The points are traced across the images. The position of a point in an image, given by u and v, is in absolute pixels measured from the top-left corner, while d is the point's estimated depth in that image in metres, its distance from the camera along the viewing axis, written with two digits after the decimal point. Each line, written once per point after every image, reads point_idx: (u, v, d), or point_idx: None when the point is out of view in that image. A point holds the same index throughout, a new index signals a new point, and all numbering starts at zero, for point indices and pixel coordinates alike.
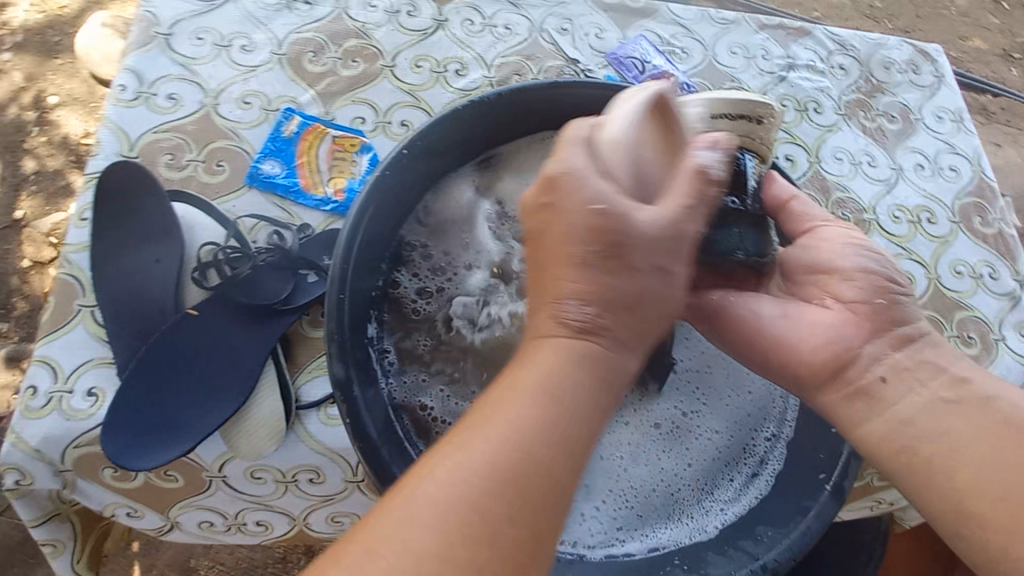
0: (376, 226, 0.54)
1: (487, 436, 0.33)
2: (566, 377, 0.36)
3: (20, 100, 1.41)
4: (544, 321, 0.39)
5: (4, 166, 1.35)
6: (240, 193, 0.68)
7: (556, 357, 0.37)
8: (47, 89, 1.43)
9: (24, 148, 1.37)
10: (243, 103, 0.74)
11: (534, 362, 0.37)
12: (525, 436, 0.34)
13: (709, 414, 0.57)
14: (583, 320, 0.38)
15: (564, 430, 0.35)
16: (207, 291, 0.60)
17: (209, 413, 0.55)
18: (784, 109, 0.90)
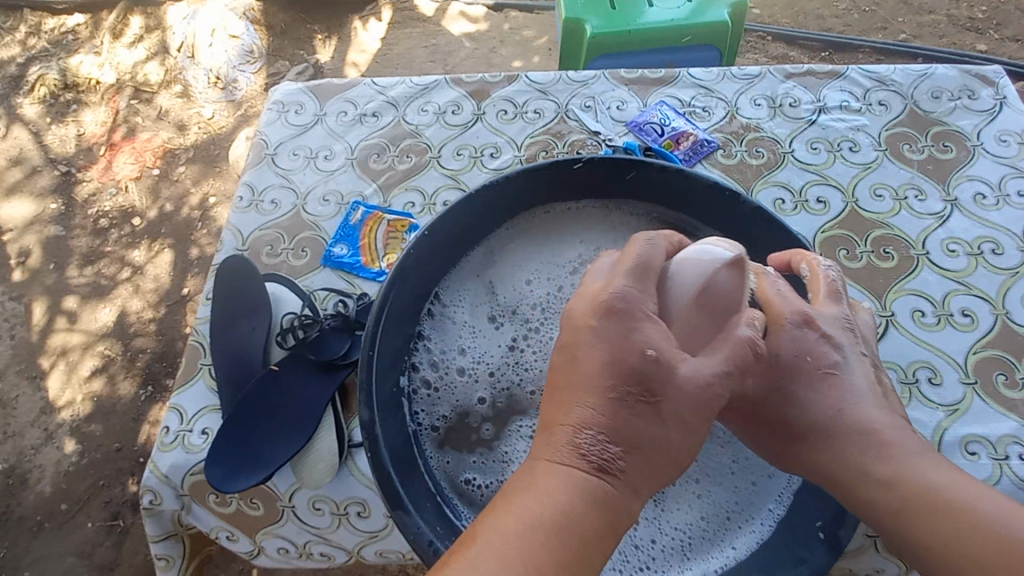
0: (407, 290, 0.67)
1: (507, 550, 0.38)
2: (597, 497, 0.41)
3: (189, 202, 1.83)
4: (559, 448, 0.43)
5: (177, 254, 1.74)
6: (317, 272, 0.85)
7: (565, 484, 0.42)
8: (209, 192, 1.84)
9: (192, 239, 1.76)
10: (324, 200, 0.92)
11: (544, 486, 0.42)
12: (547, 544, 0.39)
13: (718, 474, 0.59)
14: (602, 458, 0.42)
15: (582, 533, 0.40)
16: (286, 350, 0.76)
17: (283, 446, 0.69)
18: (814, 152, 0.90)
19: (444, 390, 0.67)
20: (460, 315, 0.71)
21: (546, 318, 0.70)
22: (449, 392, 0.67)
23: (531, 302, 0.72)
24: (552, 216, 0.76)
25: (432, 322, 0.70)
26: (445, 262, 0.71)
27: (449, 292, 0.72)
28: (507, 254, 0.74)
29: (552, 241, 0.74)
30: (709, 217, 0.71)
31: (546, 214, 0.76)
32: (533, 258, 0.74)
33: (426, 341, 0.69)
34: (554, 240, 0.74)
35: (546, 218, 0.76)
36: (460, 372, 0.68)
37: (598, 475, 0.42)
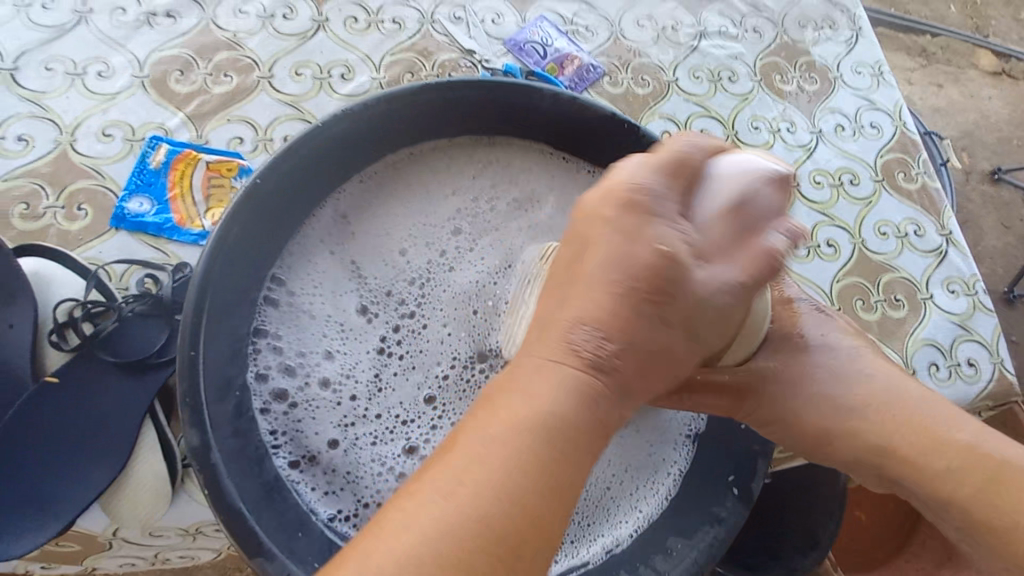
0: (235, 268, 0.50)
1: (465, 469, 0.30)
2: (590, 398, 0.33)
3: None
4: (553, 342, 0.35)
5: None
6: (107, 237, 0.62)
7: (555, 386, 0.33)
8: None
9: None
10: (104, 136, 0.67)
11: (534, 387, 0.33)
12: (530, 468, 0.30)
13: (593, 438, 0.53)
14: (595, 353, 0.35)
15: (575, 426, 0.32)
16: (67, 353, 0.55)
17: (83, 484, 0.52)
18: (697, 80, 0.86)
19: (305, 396, 0.53)
20: (315, 301, 0.56)
21: (436, 285, 0.58)
22: (309, 399, 0.53)
23: (415, 260, 0.59)
24: (420, 165, 0.62)
25: (276, 312, 0.55)
26: (281, 230, 0.55)
27: (300, 268, 0.57)
28: (367, 216, 0.59)
29: (420, 195, 0.61)
30: (602, 149, 0.63)
31: (411, 158, 0.62)
32: (402, 218, 0.60)
33: (271, 337, 0.54)
34: (423, 193, 0.61)
35: (416, 166, 0.62)
36: (320, 370, 0.54)
37: (590, 371, 0.34)
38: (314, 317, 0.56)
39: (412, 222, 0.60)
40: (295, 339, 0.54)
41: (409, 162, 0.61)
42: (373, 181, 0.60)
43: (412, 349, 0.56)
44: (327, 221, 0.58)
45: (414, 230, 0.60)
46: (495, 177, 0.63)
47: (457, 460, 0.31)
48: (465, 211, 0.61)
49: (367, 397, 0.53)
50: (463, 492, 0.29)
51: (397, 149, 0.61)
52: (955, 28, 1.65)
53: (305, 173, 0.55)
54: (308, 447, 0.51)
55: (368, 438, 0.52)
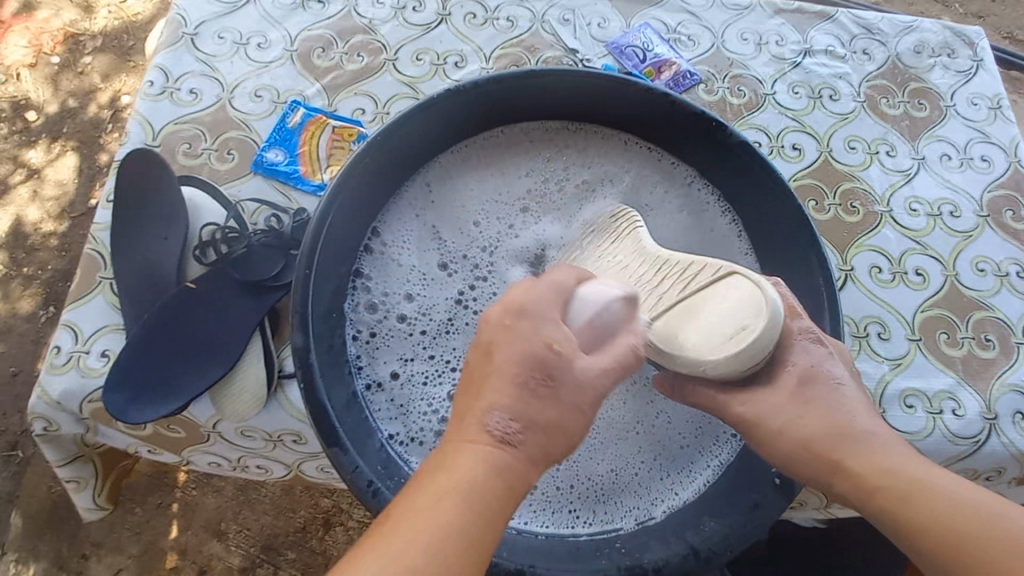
0: (349, 210, 0.59)
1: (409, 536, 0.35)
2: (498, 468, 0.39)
3: (97, 99, 1.51)
4: (470, 427, 0.40)
5: (83, 158, 1.46)
6: (246, 179, 0.73)
7: (474, 467, 0.38)
8: (121, 89, 1.53)
9: (101, 143, 1.47)
10: (255, 96, 0.79)
11: (452, 467, 0.38)
12: (458, 516, 0.36)
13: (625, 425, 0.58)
14: (506, 431, 0.40)
15: (488, 507, 0.37)
16: (205, 267, 0.66)
17: (200, 374, 0.61)
18: (796, 96, 0.86)
19: (384, 330, 0.62)
20: (404, 252, 0.65)
21: (503, 252, 0.66)
22: (387, 334, 0.62)
23: (490, 227, 0.67)
24: (506, 145, 0.69)
25: (372, 259, 0.64)
26: (387, 188, 0.64)
27: (393, 221, 0.65)
28: (453, 185, 0.67)
29: (504, 173, 0.68)
30: (687, 147, 0.66)
31: (499, 138, 0.69)
32: (487, 191, 0.68)
33: (364, 278, 0.63)
34: (506, 170, 0.69)
35: (503, 147, 0.69)
36: (400, 312, 0.63)
37: (499, 446, 0.39)
38: (402, 268, 0.65)
39: (493, 198, 0.68)
40: (379, 280, 0.64)
41: (494, 142, 0.68)
42: (464, 156, 0.68)
43: (478, 302, 0.63)
44: (420, 185, 0.66)
45: (494, 199, 0.68)
46: (568, 161, 0.69)
47: (433, 489, 0.37)
48: (538, 194, 0.68)
49: (436, 339, 0.62)
50: (426, 528, 0.36)
51: (490, 129, 0.68)
52: None
53: (415, 138, 0.62)
54: (377, 367, 0.61)
55: (427, 364, 0.61)
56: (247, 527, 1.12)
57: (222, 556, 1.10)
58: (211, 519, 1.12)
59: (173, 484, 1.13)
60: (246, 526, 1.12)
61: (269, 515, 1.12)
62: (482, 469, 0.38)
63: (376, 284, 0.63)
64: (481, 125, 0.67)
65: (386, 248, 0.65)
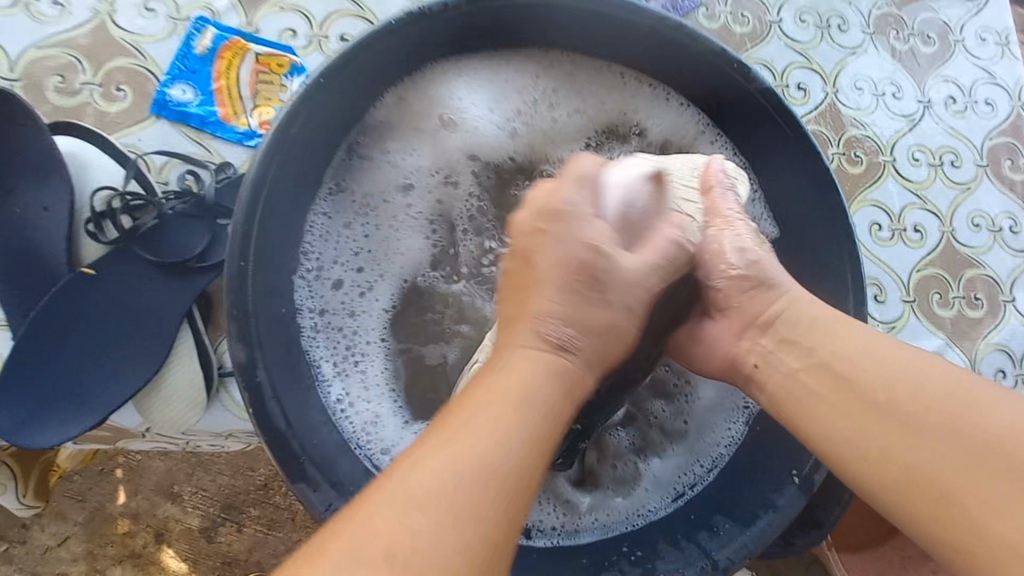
0: (292, 170, 0.46)
1: (445, 451, 0.30)
2: (560, 378, 0.36)
3: None
4: (520, 331, 0.37)
5: None
6: (146, 124, 0.57)
7: (528, 369, 0.35)
8: None
9: None
10: (146, 10, 0.60)
11: (505, 370, 0.35)
12: (501, 505, 0.30)
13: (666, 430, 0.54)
14: (560, 337, 0.37)
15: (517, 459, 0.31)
16: (105, 246, 0.52)
17: (114, 383, 0.50)
18: (803, 25, 0.76)
19: (333, 307, 0.51)
20: (356, 206, 0.54)
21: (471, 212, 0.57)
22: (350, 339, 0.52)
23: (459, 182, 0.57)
24: (501, 84, 0.57)
25: (315, 260, 0.51)
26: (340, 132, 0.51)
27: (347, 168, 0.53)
28: (423, 128, 0.56)
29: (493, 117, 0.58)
30: (699, 89, 0.55)
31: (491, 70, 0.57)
32: (467, 129, 0.58)
33: (308, 282, 0.50)
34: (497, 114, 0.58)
35: (492, 86, 0.57)
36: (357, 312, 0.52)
37: (559, 352, 0.36)
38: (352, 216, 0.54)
39: (478, 143, 0.58)
40: (323, 243, 0.52)
41: (490, 78, 0.57)
42: (451, 93, 0.56)
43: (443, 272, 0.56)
44: (383, 126, 0.55)
45: (468, 148, 0.58)
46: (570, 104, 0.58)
47: (490, 397, 0.33)
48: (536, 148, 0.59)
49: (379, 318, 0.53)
50: (408, 509, 0.28)
51: (479, 56, 0.56)
52: None
53: (378, 69, 0.49)
54: (320, 347, 0.50)
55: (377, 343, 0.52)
56: (202, 489, 0.82)
57: (177, 520, 0.81)
58: (162, 481, 0.82)
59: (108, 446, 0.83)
60: (202, 488, 0.82)
61: (227, 475, 0.83)
62: (539, 378, 0.35)
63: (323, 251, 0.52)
64: (467, 47, 0.54)
65: (339, 204, 0.53)
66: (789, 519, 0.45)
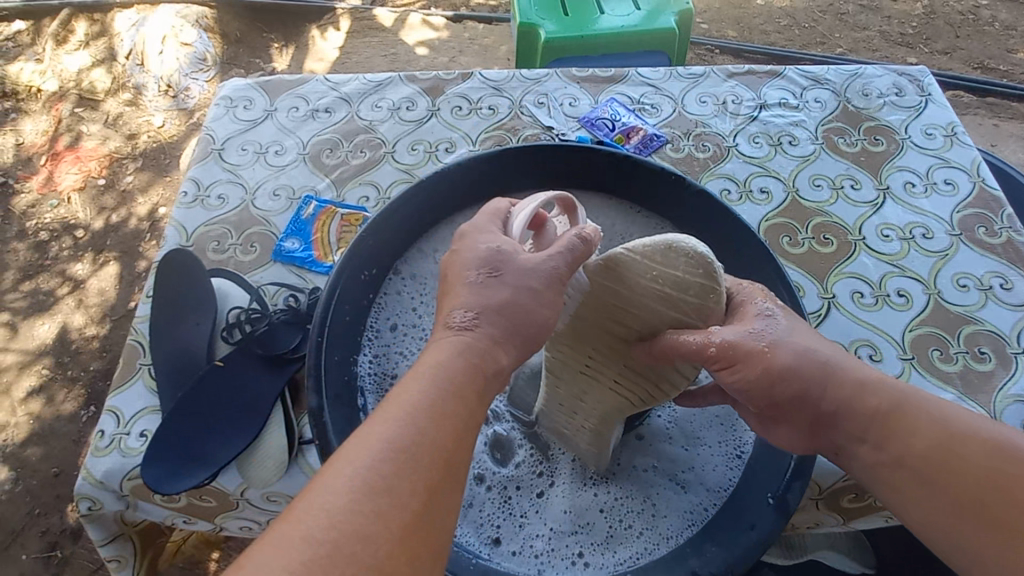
0: (359, 276, 0.67)
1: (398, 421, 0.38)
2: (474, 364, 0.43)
3: (137, 213, 1.66)
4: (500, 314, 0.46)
5: (122, 265, 1.57)
6: (267, 266, 0.82)
7: (438, 351, 0.43)
8: (159, 202, 1.68)
9: (140, 251, 1.59)
10: (274, 195, 0.90)
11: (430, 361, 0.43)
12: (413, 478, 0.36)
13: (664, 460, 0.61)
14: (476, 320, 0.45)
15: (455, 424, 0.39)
16: (231, 345, 0.74)
17: (228, 444, 0.66)
18: (757, 145, 0.94)
19: (399, 349, 0.67)
20: (425, 278, 0.72)
21: None
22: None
23: None
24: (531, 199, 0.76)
25: (379, 340, 0.67)
26: (404, 241, 0.72)
27: (411, 260, 0.73)
28: None
29: None
30: (656, 200, 0.73)
31: None
32: None
33: (370, 354, 0.66)
34: None
35: None
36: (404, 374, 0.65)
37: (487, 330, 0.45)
38: (415, 285, 0.71)
39: None
40: (397, 310, 0.70)
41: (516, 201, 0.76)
42: None
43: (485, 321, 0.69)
44: (444, 232, 0.74)
45: None
46: None
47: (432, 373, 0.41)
48: None
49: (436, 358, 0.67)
50: (354, 484, 0.34)
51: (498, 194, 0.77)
52: None
53: (423, 210, 0.72)
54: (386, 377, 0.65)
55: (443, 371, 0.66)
56: None
57: None
58: None
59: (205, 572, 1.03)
60: None
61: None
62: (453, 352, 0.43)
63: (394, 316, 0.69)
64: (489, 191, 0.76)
65: (405, 284, 0.71)
66: (769, 536, 0.52)
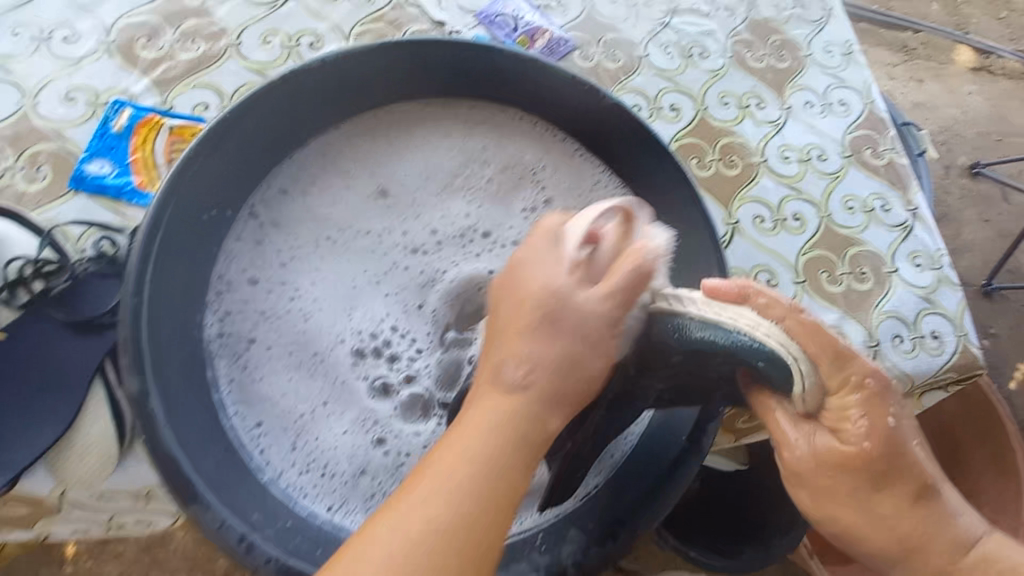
0: (196, 215, 0.52)
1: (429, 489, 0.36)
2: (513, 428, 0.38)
3: None
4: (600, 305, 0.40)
5: None
6: (67, 198, 0.62)
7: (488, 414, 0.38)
8: None
9: None
10: (67, 99, 0.67)
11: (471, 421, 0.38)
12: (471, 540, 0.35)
13: None
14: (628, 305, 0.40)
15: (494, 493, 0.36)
16: (17, 310, 0.55)
17: (26, 440, 0.51)
18: (669, 56, 0.86)
19: (262, 303, 0.56)
20: (293, 213, 0.58)
21: (405, 204, 0.61)
22: (255, 358, 0.54)
23: (397, 171, 0.62)
24: (425, 109, 0.63)
25: (230, 294, 0.55)
26: (254, 165, 0.56)
27: (274, 189, 0.58)
28: (350, 150, 0.61)
29: (426, 130, 0.63)
30: (568, 118, 0.63)
31: (400, 115, 0.63)
32: (404, 148, 0.62)
33: (218, 310, 0.54)
34: (427, 131, 0.63)
35: (404, 120, 0.62)
36: (267, 333, 0.55)
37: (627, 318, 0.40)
38: (282, 224, 0.58)
39: (416, 152, 0.62)
40: (254, 253, 0.56)
41: (410, 113, 0.62)
42: (371, 132, 0.62)
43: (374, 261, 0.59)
44: (307, 153, 0.59)
45: (398, 162, 0.62)
46: (483, 139, 0.64)
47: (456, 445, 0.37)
48: (470, 163, 0.63)
49: (307, 310, 0.56)
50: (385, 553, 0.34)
51: (388, 105, 0.62)
52: (910, 16, 1.72)
53: (277, 123, 0.55)
54: (240, 338, 0.54)
55: (314, 326, 0.56)
56: None
57: None
58: None
59: (60, 557, 0.86)
60: None
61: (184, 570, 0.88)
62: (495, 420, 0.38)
63: (252, 261, 0.56)
64: (375, 97, 0.61)
65: (271, 221, 0.58)
66: (683, 483, 0.51)
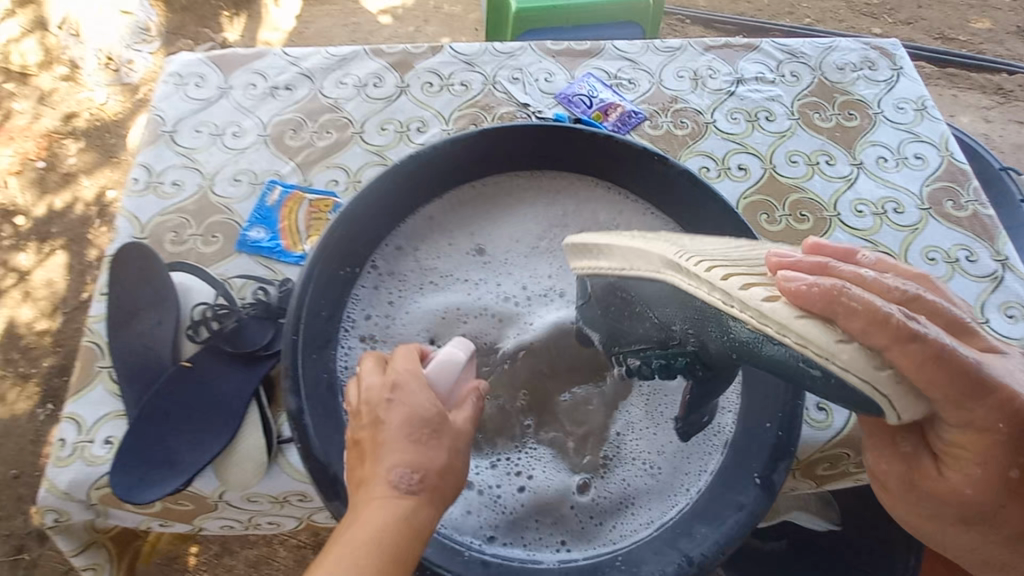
0: (335, 271, 0.64)
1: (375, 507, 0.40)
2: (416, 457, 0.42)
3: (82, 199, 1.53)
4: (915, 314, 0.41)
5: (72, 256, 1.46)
6: (232, 258, 0.78)
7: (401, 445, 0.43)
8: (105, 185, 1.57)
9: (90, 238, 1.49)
10: (235, 180, 0.85)
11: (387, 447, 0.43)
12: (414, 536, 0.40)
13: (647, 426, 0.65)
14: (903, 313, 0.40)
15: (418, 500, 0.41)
16: (199, 344, 0.70)
17: (200, 449, 0.63)
18: (735, 121, 0.93)
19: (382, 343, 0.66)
20: (407, 269, 0.70)
21: (499, 262, 0.72)
22: None
23: (491, 236, 0.73)
24: (512, 184, 0.75)
25: (355, 336, 0.65)
26: (379, 229, 0.68)
27: (392, 250, 0.70)
28: (453, 216, 0.73)
29: (514, 200, 0.74)
30: (639, 183, 0.71)
31: (493, 188, 0.75)
32: (497, 215, 0.73)
33: (346, 348, 0.64)
34: (515, 200, 0.74)
35: (496, 193, 0.74)
36: None
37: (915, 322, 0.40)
38: (398, 278, 0.70)
39: (506, 217, 0.74)
40: (376, 302, 0.68)
41: (501, 185, 0.74)
42: (469, 203, 0.74)
43: (472, 310, 0.69)
44: (419, 220, 0.72)
45: (492, 228, 0.73)
46: (563, 207, 0.74)
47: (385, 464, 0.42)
48: (553, 226, 0.73)
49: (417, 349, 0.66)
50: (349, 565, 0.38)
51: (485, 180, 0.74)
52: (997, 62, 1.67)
53: (398, 197, 0.68)
54: None
55: None
56: None
57: None
58: None
59: (183, 568, 0.99)
60: None
61: None
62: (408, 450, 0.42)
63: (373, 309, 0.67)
64: (475, 175, 0.73)
65: (388, 276, 0.69)
66: (754, 515, 0.56)
